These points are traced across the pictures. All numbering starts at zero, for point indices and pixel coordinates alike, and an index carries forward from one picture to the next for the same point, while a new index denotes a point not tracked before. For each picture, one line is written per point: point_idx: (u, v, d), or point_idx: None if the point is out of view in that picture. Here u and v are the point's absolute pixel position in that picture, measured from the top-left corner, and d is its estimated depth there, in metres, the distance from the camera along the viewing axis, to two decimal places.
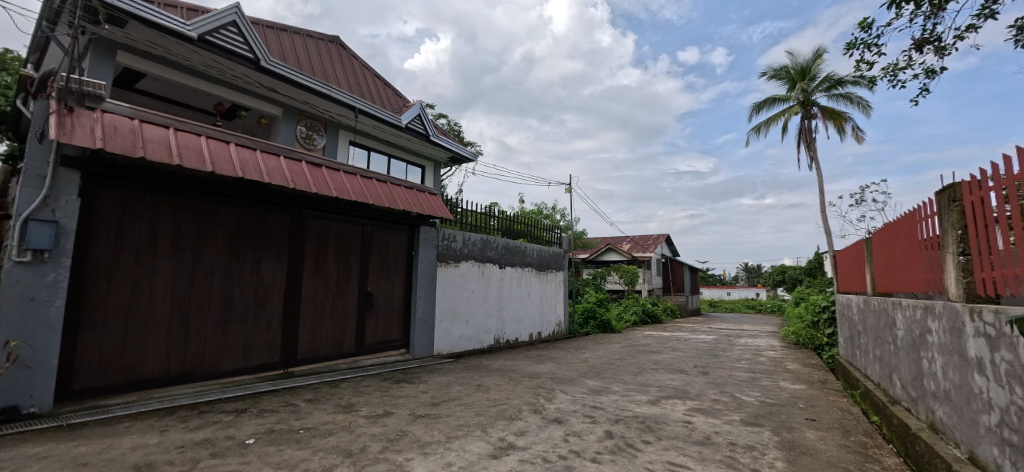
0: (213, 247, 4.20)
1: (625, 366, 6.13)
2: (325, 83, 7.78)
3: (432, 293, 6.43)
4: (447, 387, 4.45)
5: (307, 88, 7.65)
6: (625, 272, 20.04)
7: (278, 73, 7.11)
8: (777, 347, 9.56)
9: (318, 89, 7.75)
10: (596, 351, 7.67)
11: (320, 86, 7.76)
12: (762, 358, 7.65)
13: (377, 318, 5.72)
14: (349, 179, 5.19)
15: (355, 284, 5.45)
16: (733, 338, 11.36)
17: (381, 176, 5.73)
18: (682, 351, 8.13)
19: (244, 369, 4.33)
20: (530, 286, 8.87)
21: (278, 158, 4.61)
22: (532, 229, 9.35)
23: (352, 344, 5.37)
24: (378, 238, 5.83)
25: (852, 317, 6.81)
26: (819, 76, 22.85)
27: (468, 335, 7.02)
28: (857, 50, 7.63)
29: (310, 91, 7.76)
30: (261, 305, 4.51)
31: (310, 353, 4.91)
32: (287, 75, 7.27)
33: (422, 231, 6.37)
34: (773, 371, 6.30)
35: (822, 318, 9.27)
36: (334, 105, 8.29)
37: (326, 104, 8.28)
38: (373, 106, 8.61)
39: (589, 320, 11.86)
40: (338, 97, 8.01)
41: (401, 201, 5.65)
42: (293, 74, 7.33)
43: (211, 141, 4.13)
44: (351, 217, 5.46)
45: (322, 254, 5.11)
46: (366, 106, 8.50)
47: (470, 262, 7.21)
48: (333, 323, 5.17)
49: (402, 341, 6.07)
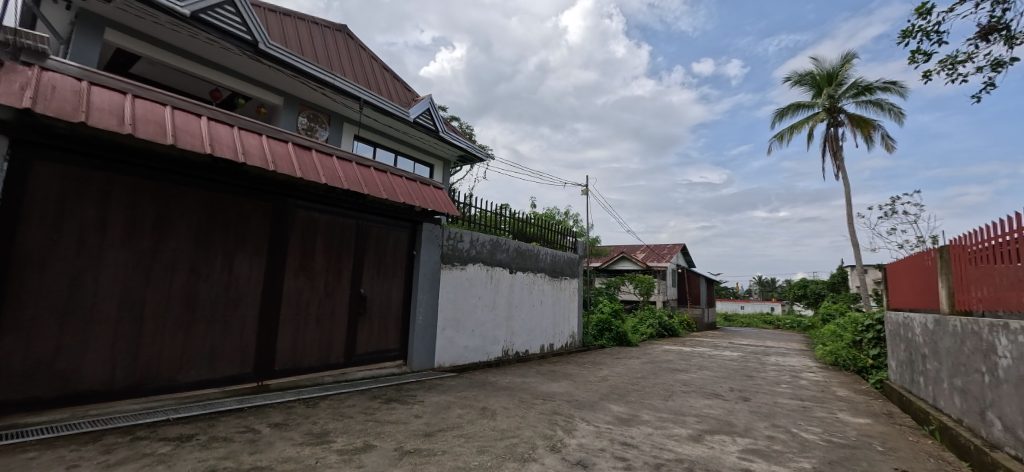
0: (176, 237, 3.57)
1: (651, 387, 5.35)
2: (327, 71, 7.20)
3: (434, 297, 5.74)
4: (445, 410, 3.73)
5: (308, 75, 7.06)
6: (639, 282, 19.09)
7: (276, 57, 6.53)
8: (815, 368, 8.66)
9: (319, 77, 7.17)
10: (616, 368, 6.89)
11: (322, 74, 7.19)
12: (803, 381, 6.78)
13: (371, 325, 5.04)
14: (341, 165, 4.56)
15: (347, 285, 4.80)
16: (761, 356, 10.45)
17: (381, 165, 5.10)
18: (711, 370, 7.33)
19: (208, 381, 3.68)
20: (542, 293, 8.14)
21: (259, 137, 4.01)
22: (546, 232, 8.64)
23: (342, 353, 4.70)
24: (375, 235, 5.17)
25: (913, 338, 5.94)
26: (847, 82, 21.88)
27: (473, 346, 6.32)
28: (915, 39, 6.81)
29: (311, 79, 7.19)
30: (233, 308, 3.87)
31: (290, 363, 4.24)
32: (287, 60, 6.70)
33: (424, 228, 5.71)
34: (823, 398, 5.45)
35: (866, 338, 8.37)
36: (338, 97, 7.73)
37: (329, 96, 7.72)
38: (379, 97, 8.00)
39: (604, 332, 11.10)
40: (341, 86, 7.42)
41: (401, 193, 5.00)
42: (293, 59, 6.76)
43: (178, 112, 3.54)
44: (344, 210, 4.82)
45: (308, 249, 4.46)
46: (371, 96, 7.90)
47: (477, 265, 6.53)
48: (320, 330, 4.51)
49: (400, 351, 5.38)
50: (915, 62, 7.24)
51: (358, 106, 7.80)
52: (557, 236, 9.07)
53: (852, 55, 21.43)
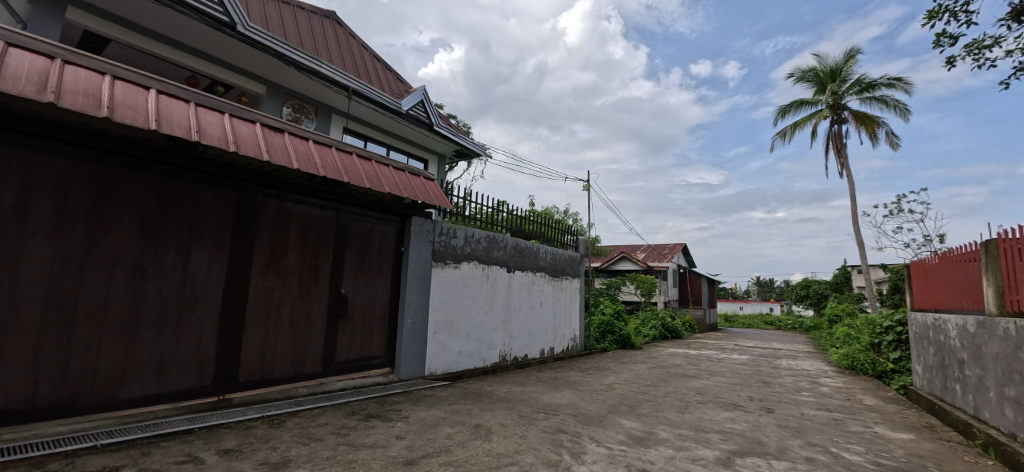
0: (117, 230, 3.06)
1: (664, 397, 4.86)
2: (313, 58, 6.62)
3: (425, 298, 5.23)
4: (433, 429, 3.22)
5: (291, 62, 6.50)
6: (641, 283, 18.60)
7: (257, 41, 5.95)
8: (832, 373, 8.21)
9: (305, 64, 6.59)
10: (622, 374, 6.41)
11: (308, 61, 6.60)
12: (824, 388, 6.30)
13: (352, 329, 4.53)
14: (317, 150, 4.07)
15: (326, 285, 4.29)
16: (771, 359, 9.97)
17: (365, 153, 4.61)
18: (723, 375, 6.85)
19: (157, 396, 3.17)
20: (542, 294, 7.65)
21: (219, 115, 3.51)
22: (546, 230, 8.16)
23: (319, 362, 4.19)
24: (358, 229, 4.67)
25: (947, 342, 5.47)
26: (851, 78, 21.48)
27: (468, 351, 5.82)
28: (941, 20, 6.35)
29: (295, 66, 6.63)
30: (188, 311, 3.36)
31: (258, 373, 3.73)
32: (269, 45, 6.12)
33: (413, 223, 5.20)
34: (851, 408, 4.96)
35: (885, 340, 7.91)
36: (324, 86, 7.20)
37: (314, 84, 7.19)
38: (370, 87, 7.45)
39: (606, 335, 10.62)
40: (328, 74, 6.86)
41: (386, 182, 4.50)
42: (276, 44, 6.18)
43: (119, 82, 3.05)
44: (322, 202, 4.32)
45: (279, 245, 3.95)
46: (361, 86, 7.34)
47: (473, 263, 6.03)
48: (293, 335, 4.00)
49: (386, 358, 4.87)
50: (940, 46, 6.78)
51: (346, 96, 7.26)
52: (558, 233, 8.60)
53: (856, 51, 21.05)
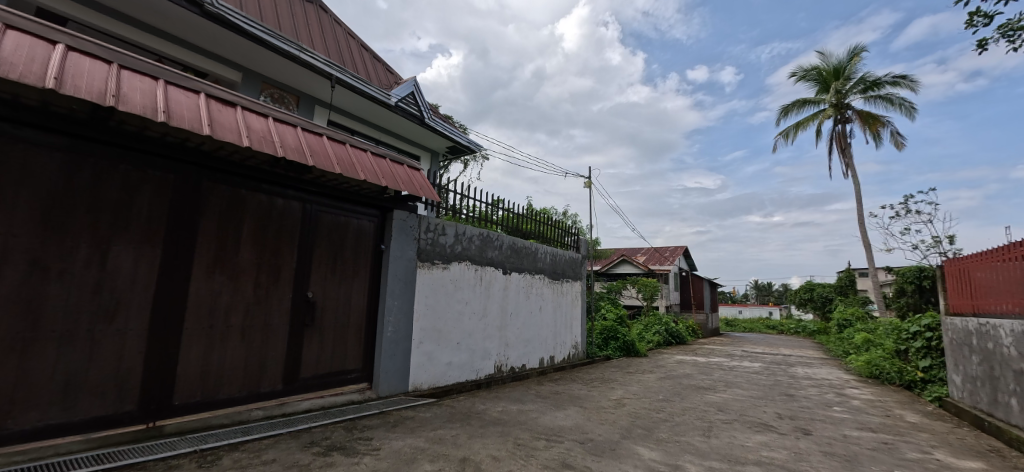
0: (8, 217, 2.43)
1: (683, 416, 4.22)
2: (294, 43, 5.88)
3: (409, 303, 4.58)
4: (408, 467, 2.57)
5: (269, 47, 5.72)
6: (643, 286, 17.93)
7: (231, 22, 5.17)
8: (855, 382, 7.60)
9: (287, 51, 5.84)
10: (631, 387, 5.77)
11: (289, 47, 5.85)
12: (855, 401, 5.67)
13: (322, 340, 3.88)
14: (276, 128, 3.46)
15: (289, 287, 3.65)
16: (786, 367, 9.34)
17: (337, 135, 4.02)
18: (741, 387, 6.23)
19: (60, 427, 2.53)
20: (541, 298, 7.01)
21: (152, 82, 2.93)
22: (545, 230, 7.54)
23: (280, 378, 3.55)
24: (330, 223, 4.04)
25: (997, 350, 4.87)
26: (855, 76, 21.00)
27: (459, 362, 5.17)
28: None
29: (275, 52, 5.86)
30: (107, 318, 2.72)
31: (201, 394, 3.09)
32: (245, 26, 5.34)
33: (395, 217, 4.57)
34: (896, 428, 4.35)
35: (913, 347, 7.30)
36: (306, 74, 6.45)
37: (297, 72, 6.40)
38: (356, 76, 6.76)
39: (609, 341, 9.98)
40: (312, 62, 6.12)
41: (360, 168, 3.89)
42: (253, 26, 5.41)
43: (16, 34, 2.48)
44: (284, 190, 3.68)
45: (229, 239, 3.30)
46: (346, 74, 6.64)
47: (464, 263, 5.40)
48: (247, 348, 3.36)
49: (363, 373, 4.23)
50: (973, 26, 6.20)
51: (330, 86, 6.50)
52: (558, 233, 7.98)
53: (860, 49, 20.60)
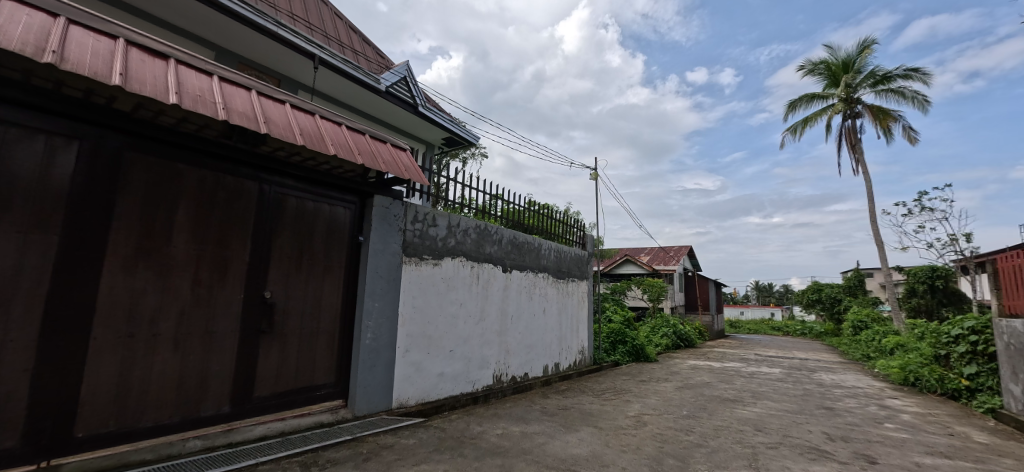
0: None
1: (718, 440, 3.53)
2: (273, 18, 5.08)
3: (393, 305, 3.89)
4: None
5: (243, 21, 4.90)
6: (648, 287, 17.19)
7: None
8: (891, 391, 6.90)
9: (265, 28, 5.03)
10: (648, 400, 5.08)
11: (267, 23, 5.03)
12: (904, 416, 4.97)
13: (283, 349, 3.19)
14: (220, 88, 2.79)
15: (240, 286, 2.97)
16: (808, 373, 8.65)
17: (303, 103, 3.36)
18: (770, 398, 5.56)
19: None
20: (545, 299, 6.33)
21: (50, 18, 2.27)
22: (549, 224, 6.85)
23: (226, 398, 2.87)
24: (295, 209, 3.35)
25: None
26: (866, 70, 20.29)
27: (452, 373, 4.48)
28: None
29: (251, 28, 5.05)
30: None
31: (115, 422, 2.42)
32: None
33: (376, 204, 3.88)
34: (970, 452, 3.67)
35: (955, 352, 6.60)
36: (288, 54, 5.63)
37: (277, 51, 5.59)
38: (344, 57, 6.00)
39: (617, 346, 9.29)
40: (295, 41, 5.32)
41: (328, 142, 3.21)
42: None
43: None
44: (235, 167, 3.00)
45: (159, 226, 2.63)
46: (333, 56, 5.86)
47: (459, 259, 4.71)
48: (181, 362, 2.68)
49: (336, 388, 3.55)
50: None
51: (316, 68, 5.74)
52: (563, 229, 7.29)
53: (871, 41, 19.91)
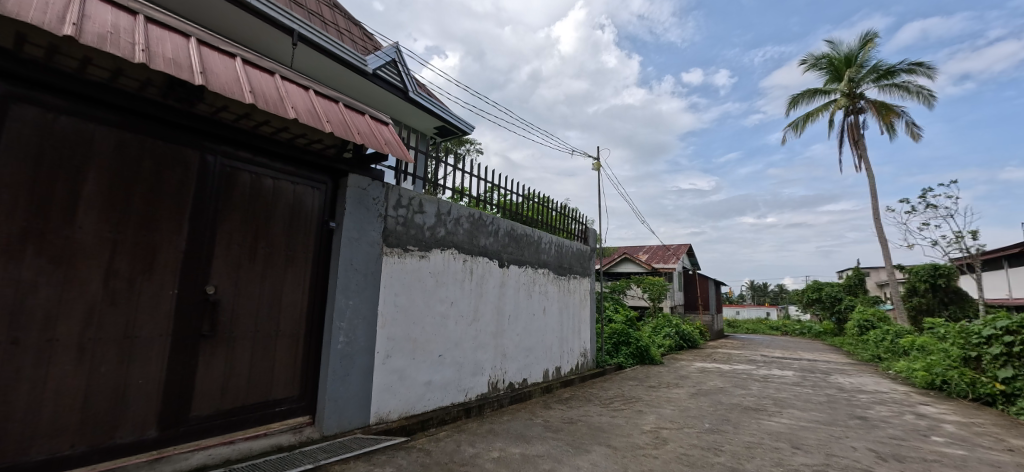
0: None
1: (754, 462, 2.98)
2: None
3: (372, 304, 3.31)
4: None
5: None
6: (649, 285, 16.66)
7: None
8: (918, 396, 6.38)
9: None
10: (662, 409, 4.54)
11: None
12: (948, 427, 4.44)
13: (230, 357, 2.61)
14: (143, 27, 2.19)
15: (173, 280, 2.39)
16: (823, 376, 8.13)
17: (260, 60, 2.76)
18: (795, 406, 5.03)
19: None
20: (545, 298, 5.77)
21: None
22: (549, 216, 6.26)
23: (153, 420, 2.29)
24: (249, 186, 2.77)
25: None
26: (868, 64, 19.83)
27: (442, 382, 3.91)
28: None
29: None
30: None
31: None
32: None
33: (350, 184, 3.30)
34: None
35: (987, 354, 6.09)
36: (263, 30, 5.00)
37: (250, 26, 4.94)
38: (326, 34, 5.37)
39: (619, 348, 8.76)
40: (269, 13, 4.69)
41: (286, 104, 2.61)
42: None
43: None
44: (169, 132, 2.42)
45: (61, 202, 2.05)
46: (314, 32, 5.22)
47: (449, 252, 4.13)
48: (88, 376, 2.10)
49: (301, 402, 2.97)
50: None
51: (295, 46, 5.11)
52: (563, 222, 6.71)
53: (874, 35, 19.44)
